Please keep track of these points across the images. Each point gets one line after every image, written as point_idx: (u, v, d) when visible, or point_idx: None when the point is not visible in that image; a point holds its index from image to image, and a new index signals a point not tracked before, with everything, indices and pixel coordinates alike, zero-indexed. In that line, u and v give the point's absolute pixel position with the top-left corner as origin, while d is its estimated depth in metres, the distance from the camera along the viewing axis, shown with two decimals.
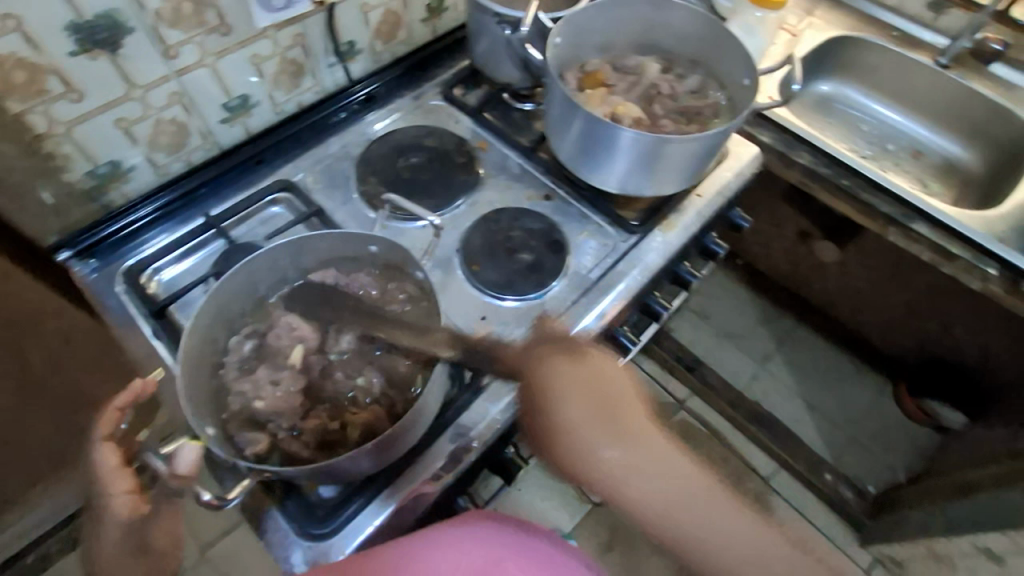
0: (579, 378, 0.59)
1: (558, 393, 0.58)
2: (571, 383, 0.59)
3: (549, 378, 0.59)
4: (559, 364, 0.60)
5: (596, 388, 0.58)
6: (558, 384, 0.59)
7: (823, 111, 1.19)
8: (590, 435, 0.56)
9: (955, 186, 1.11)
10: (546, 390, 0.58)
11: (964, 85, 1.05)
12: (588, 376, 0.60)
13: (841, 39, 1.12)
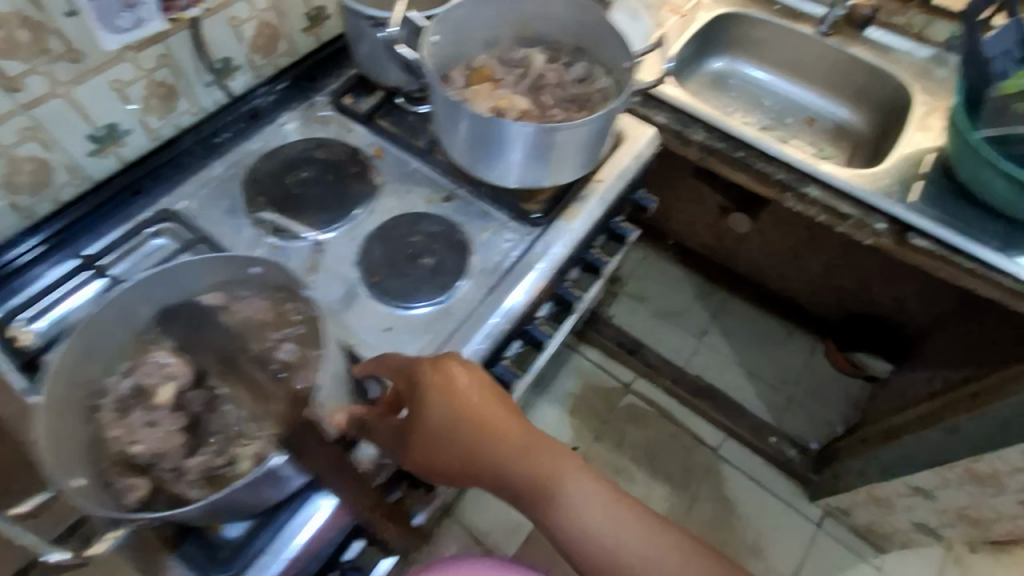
0: (459, 389, 0.59)
1: (434, 411, 0.58)
2: (450, 397, 0.58)
3: (427, 391, 0.58)
4: (435, 375, 0.59)
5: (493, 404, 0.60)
6: (434, 399, 0.58)
7: (719, 87, 1.22)
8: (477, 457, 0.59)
9: (847, 148, 1.16)
10: (421, 408, 0.58)
11: (844, 50, 1.09)
12: (468, 386, 0.59)
13: (726, 17, 1.15)
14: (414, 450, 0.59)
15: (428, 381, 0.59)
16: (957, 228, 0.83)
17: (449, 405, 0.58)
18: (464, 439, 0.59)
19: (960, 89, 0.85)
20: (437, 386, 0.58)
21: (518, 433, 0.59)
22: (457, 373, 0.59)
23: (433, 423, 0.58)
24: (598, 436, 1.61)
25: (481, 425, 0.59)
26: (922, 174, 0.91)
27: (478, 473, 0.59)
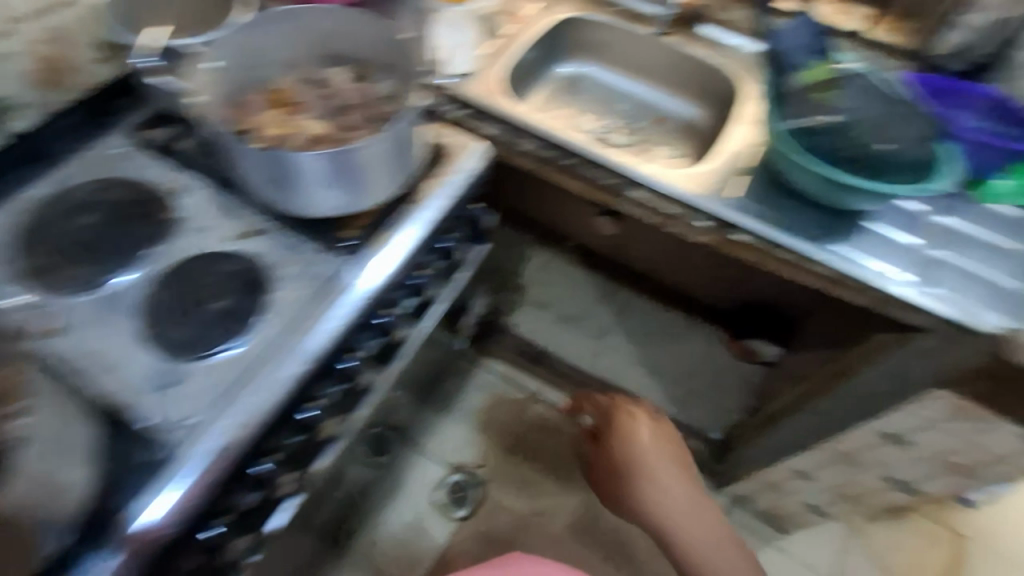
0: (630, 433, 1.08)
1: (647, 444, 1.06)
2: (625, 445, 1.07)
3: (626, 424, 1.10)
4: (621, 421, 1.11)
5: (655, 442, 1.07)
6: (632, 442, 1.07)
7: (573, 91, 1.22)
8: (647, 469, 1.04)
9: (696, 143, 1.17)
10: (616, 438, 1.09)
11: (679, 49, 1.12)
12: (632, 427, 1.09)
13: (568, 22, 1.17)
14: (614, 469, 1.07)
15: (623, 429, 1.09)
16: (776, 220, 0.85)
17: (629, 442, 1.07)
18: (633, 468, 1.04)
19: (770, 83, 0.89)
20: (626, 430, 1.09)
21: (682, 465, 1.05)
22: (634, 419, 1.10)
23: (625, 458, 1.06)
24: (506, 450, 1.58)
25: (644, 456, 1.05)
26: (748, 167, 0.92)
27: (620, 482, 1.07)
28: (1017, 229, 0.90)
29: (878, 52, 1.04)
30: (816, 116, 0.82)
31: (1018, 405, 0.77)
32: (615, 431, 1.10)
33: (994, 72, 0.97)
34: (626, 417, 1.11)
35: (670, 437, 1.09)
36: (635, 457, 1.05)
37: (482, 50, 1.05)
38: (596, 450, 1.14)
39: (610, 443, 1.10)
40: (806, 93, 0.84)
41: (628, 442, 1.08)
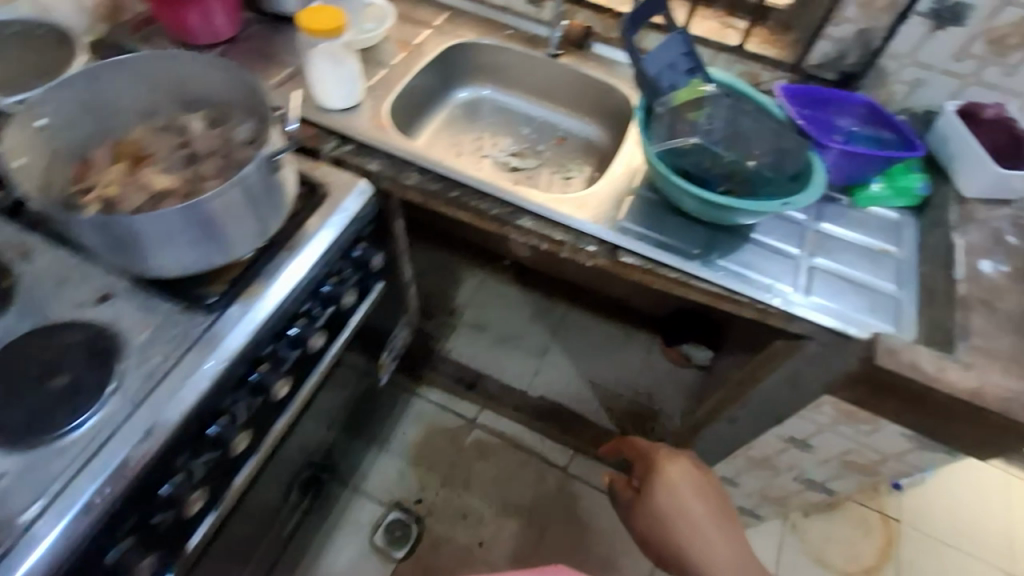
0: (673, 481, 0.99)
1: (689, 496, 0.97)
2: (668, 494, 0.98)
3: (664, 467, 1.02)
4: (663, 465, 1.02)
5: (693, 488, 0.99)
6: (677, 490, 0.98)
7: (473, 116, 1.21)
8: (681, 517, 0.95)
9: (595, 162, 1.18)
10: (657, 488, 1.00)
11: (573, 68, 1.12)
12: (674, 474, 1.00)
13: (460, 47, 1.16)
14: (653, 520, 0.97)
15: (666, 476, 1.01)
16: (658, 241, 0.86)
17: (672, 494, 0.98)
18: (677, 516, 0.95)
19: (643, 104, 0.88)
20: (667, 477, 1.00)
21: (721, 518, 0.95)
22: (675, 464, 1.02)
23: (663, 506, 0.97)
24: (445, 481, 1.54)
25: (686, 507, 0.96)
26: (633, 189, 0.93)
27: (655, 529, 0.97)
28: (890, 232, 0.93)
29: (756, 65, 1.06)
30: (686, 137, 0.83)
31: (898, 407, 0.79)
32: (657, 479, 1.01)
33: (864, 80, 1.00)
34: (664, 463, 1.03)
35: (711, 485, 1.00)
36: (680, 507, 0.96)
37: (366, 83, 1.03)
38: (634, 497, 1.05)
39: (650, 491, 1.00)
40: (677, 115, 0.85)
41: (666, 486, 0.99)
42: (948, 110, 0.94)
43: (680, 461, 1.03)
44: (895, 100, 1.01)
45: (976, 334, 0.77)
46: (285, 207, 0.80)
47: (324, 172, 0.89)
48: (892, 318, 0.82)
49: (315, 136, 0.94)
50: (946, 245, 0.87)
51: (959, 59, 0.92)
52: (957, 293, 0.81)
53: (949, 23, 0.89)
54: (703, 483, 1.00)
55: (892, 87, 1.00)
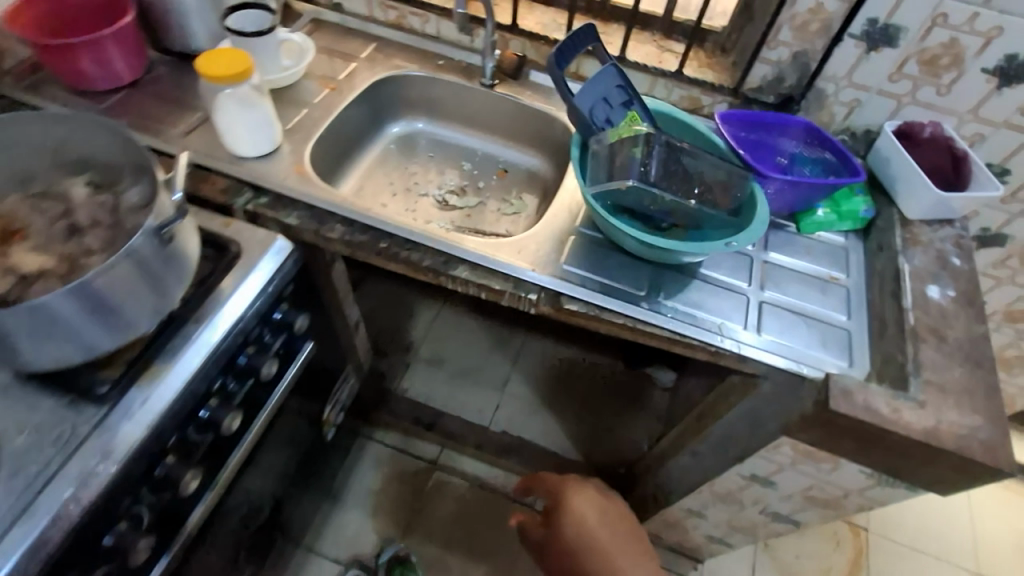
0: (580, 514, 1.02)
1: (594, 520, 1.01)
2: (582, 533, 1.00)
3: (574, 503, 1.04)
4: (571, 499, 1.04)
5: (598, 516, 1.02)
6: (586, 526, 1.00)
7: (409, 154, 1.16)
8: (593, 546, 0.98)
9: (540, 195, 1.12)
10: (565, 519, 1.02)
11: (510, 98, 1.08)
12: (580, 506, 1.03)
13: (391, 80, 1.11)
14: (558, 545, 1.01)
15: (571, 507, 1.03)
16: (600, 286, 0.81)
17: (573, 518, 1.02)
18: (586, 549, 0.98)
19: (578, 140, 0.82)
20: (575, 511, 1.03)
21: (621, 529, 1.02)
22: (581, 495, 1.05)
23: (575, 538, 1.00)
24: (406, 528, 1.47)
25: (592, 536, 0.99)
26: (574, 228, 0.88)
27: (570, 561, 0.98)
28: (837, 258, 0.91)
29: (695, 90, 1.04)
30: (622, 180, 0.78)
31: (856, 448, 0.75)
32: (559, 506, 1.05)
33: (803, 102, 0.98)
34: (569, 496, 1.05)
35: (616, 514, 1.04)
36: (583, 530, 1.00)
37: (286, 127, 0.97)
38: (541, 526, 1.08)
39: (554, 517, 1.05)
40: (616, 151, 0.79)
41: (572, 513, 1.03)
42: (886, 131, 0.92)
43: (586, 491, 1.06)
44: (835, 121, 0.99)
45: (928, 368, 0.74)
46: (189, 268, 0.72)
47: (238, 230, 0.82)
48: (844, 353, 0.79)
49: (226, 190, 0.85)
50: (894, 272, 0.84)
51: (895, 80, 0.91)
52: (908, 324, 0.78)
53: (882, 45, 0.87)
54: (605, 507, 1.05)
55: (832, 108, 0.98)
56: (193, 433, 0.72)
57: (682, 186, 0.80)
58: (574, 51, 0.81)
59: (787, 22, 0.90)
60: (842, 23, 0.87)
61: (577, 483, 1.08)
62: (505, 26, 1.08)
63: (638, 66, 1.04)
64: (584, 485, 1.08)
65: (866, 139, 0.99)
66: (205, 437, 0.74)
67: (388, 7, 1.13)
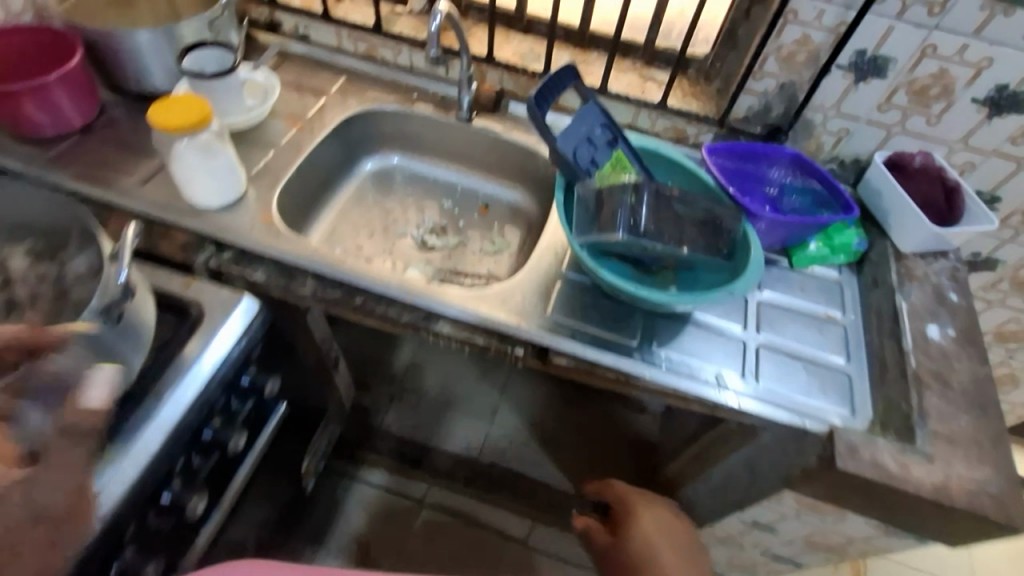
0: (647, 530, 0.88)
1: (662, 543, 0.86)
2: (648, 544, 0.86)
3: (643, 517, 0.90)
4: (640, 513, 0.91)
5: (667, 536, 0.87)
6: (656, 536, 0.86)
7: (385, 190, 1.11)
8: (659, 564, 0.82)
9: (524, 229, 1.07)
10: (631, 532, 0.88)
11: (488, 131, 1.05)
12: (649, 523, 0.89)
13: (364, 115, 1.06)
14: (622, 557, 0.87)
15: (638, 516, 0.90)
16: (589, 337, 0.77)
17: (639, 529, 0.89)
18: (654, 559, 0.83)
19: (562, 184, 0.78)
20: (642, 523, 0.89)
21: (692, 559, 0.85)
22: (649, 512, 0.91)
23: (639, 555, 0.84)
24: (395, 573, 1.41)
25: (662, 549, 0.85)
26: (561, 274, 0.84)
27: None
28: (833, 294, 0.87)
29: (680, 121, 1.01)
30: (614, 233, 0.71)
31: (863, 502, 0.72)
32: (623, 517, 0.92)
33: (791, 133, 0.95)
34: (632, 506, 0.92)
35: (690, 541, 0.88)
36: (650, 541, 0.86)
37: (252, 171, 0.92)
38: (602, 533, 0.94)
39: (618, 527, 0.91)
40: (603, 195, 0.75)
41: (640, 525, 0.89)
42: (877, 164, 0.90)
43: (660, 509, 0.92)
44: (824, 150, 0.96)
45: (934, 417, 0.71)
46: (146, 337, 0.65)
47: (200, 290, 0.76)
48: (846, 400, 0.75)
49: (186, 245, 0.80)
50: (892, 310, 0.81)
51: (884, 109, 0.88)
52: (910, 368, 0.75)
53: (871, 75, 0.85)
54: (678, 530, 0.89)
55: (820, 138, 0.95)
56: (153, 517, 0.66)
57: (675, 228, 0.75)
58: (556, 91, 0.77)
59: (773, 53, 0.87)
60: (829, 55, 0.85)
61: (649, 499, 0.94)
62: (481, 58, 1.04)
63: (621, 97, 1.01)
64: (659, 502, 0.94)
65: (856, 168, 0.97)
66: (165, 521, 0.68)
67: (359, 38, 1.09)
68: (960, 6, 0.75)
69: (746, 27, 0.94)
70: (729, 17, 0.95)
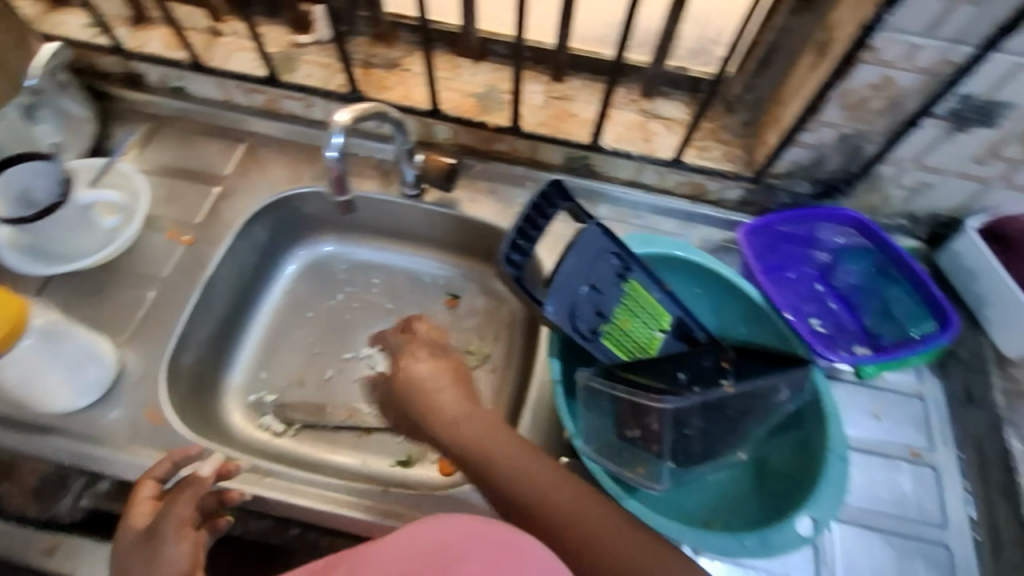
0: (425, 385, 0.57)
1: (443, 391, 0.56)
2: (427, 390, 0.57)
3: (414, 375, 0.58)
4: (414, 373, 0.59)
5: (440, 397, 0.56)
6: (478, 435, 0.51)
7: (321, 287, 0.84)
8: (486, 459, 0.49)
9: (505, 325, 0.83)
10: (432, 413, 0.55)
11: (448, 210, 0.79)
12: (420, 375, 0.58)
13: (280, 202, 0.79)
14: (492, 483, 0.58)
15: (434, 410, 0.55)
16: None
17: (500, 456, 0.49)
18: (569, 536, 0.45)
19: (556, 347, 0.56)
20: (416, 361, 0.60)
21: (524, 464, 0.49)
22: (419, 366, 0.59)
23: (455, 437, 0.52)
24: None
25: (571, 513, 0.45)
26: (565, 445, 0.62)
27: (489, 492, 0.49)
28: (915, 418, 0.67)
29: (699, 176, 0.75)
30: (626, 469, 0.52)
31: None
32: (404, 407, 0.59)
33: (849, 191, 0.72)
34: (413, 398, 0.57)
35: (443, 374, 0.59)
36: (558, 501, 0.46)
37: (127, 330, 0.67)
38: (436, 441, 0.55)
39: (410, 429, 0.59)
40: (612, 375, 0.57)
41: (424, 394, 0.57)
42: (970, 233, 0.68)
43: (415, 347, 0.62)
44: (891, 205, 0.73)
45: None
46: None
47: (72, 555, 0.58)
48: None
49: (42, 488, 0.60)
50: (1001, 454, 0.62)
51: (984, 162, 0.64)
52: None
53: (973, 125, 0.60)
54: (441, 372, 0.59)
55: (888, 192, 0.71)
56: None
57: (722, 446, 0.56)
58: (536, 227, 0.53)
59: (835, 100, 0.62)
60: (919, 103, 0.59)
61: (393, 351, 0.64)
62: (422, 111, 0.76)
63: (617, 150, 0.75)
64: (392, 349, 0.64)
65: (931, 223, 0.74)
66: None
67: (252, 91, 0.79)
68: None
69: (790, 50, 0.66)
70: (764, 38, 0.67)
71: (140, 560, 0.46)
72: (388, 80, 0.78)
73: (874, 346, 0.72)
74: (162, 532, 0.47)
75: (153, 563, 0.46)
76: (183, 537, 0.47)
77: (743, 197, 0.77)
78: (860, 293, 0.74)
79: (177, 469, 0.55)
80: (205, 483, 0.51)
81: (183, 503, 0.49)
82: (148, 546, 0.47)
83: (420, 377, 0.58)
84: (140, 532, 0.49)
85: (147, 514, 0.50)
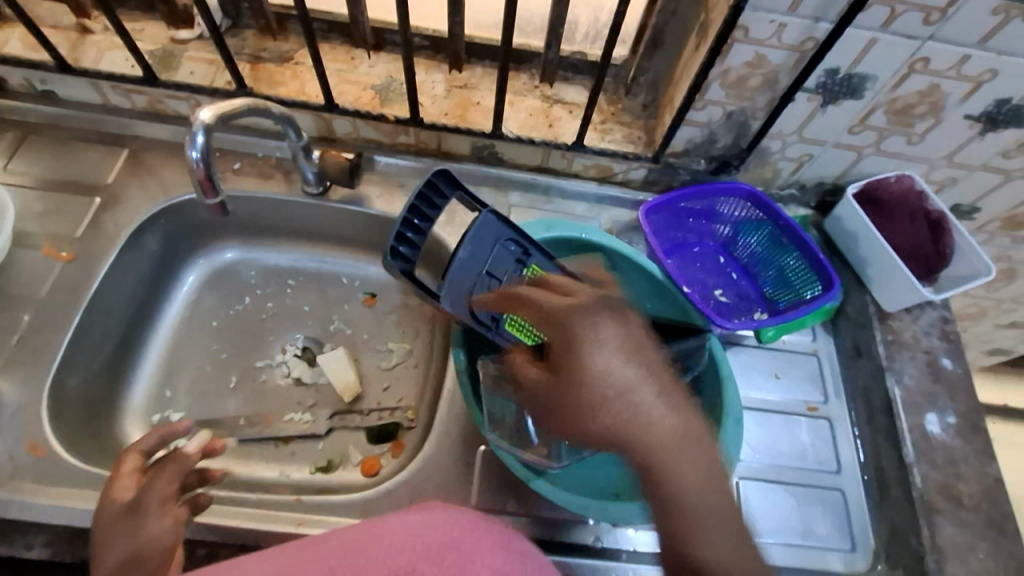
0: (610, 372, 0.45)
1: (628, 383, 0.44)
2: (612, 380, 0.44)
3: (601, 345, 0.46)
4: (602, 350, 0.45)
5: (631, 385, 0.44)
6: (670, 454, 0.42)
7: (230, 297, 0.80)
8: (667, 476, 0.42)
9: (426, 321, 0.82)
10: (611, 409, 0.43)
11: (356, 207, 0.77)
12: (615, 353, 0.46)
13: (172, 209, 0.75)
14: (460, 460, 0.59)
15: (610, 379, 0.44)
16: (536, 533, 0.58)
17: (687, 480, 0.42)
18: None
19: (461, 339, 0.59)
20: (608, 330, 0.47)
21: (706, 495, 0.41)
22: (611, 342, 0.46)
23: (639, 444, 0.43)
24: None
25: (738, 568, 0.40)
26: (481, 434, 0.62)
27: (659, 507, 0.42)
28: (811, 374, 0.72)
29: (604, 159, 0.76)
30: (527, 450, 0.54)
31: None
32: (585, 347, 0.46)
33: (742, 166, 0.75)
34: (596, 361, 0.45)
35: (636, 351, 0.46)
36: (724, 553, 0.40)
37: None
38: (598, 422, 0.44)
39: (561, 385, 0.45)
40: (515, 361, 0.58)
41: (607, 375, 0.45)
42: (848, 199, 0.72)
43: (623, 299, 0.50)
44: (781, 177, 0.77)
45: (949, 558, 0.58)
46: None
47: None
48: (845, 528, 0.63)
49: None
50: (884, 400, 0.67)
51: (856, 132, 0.68)
52: (916, 489, 0.62)
53: (842, 97, 0.64)
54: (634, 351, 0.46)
55: (777, 165, 0.75)
56: None
57: None
58: (427, 218, 0.55)
59: (717, 79, 0.64)
60: (791, 78, 0.63)
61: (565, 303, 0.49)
62: (318, 106, 0.73)
63: (521, 137, 0.75)
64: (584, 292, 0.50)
65: (819, 191, 0.78)
66: None
67: (131, 91, 0.73)
68: (964, 10, 0.54)
69: (674, 32, 0.68)
70: (651, 21, 0.69)
71: (119, 531, 0.45)
72: (280, 75, 0.75)
73: (771, 310, 0.76)
74: (151, 503, 0.47)
75: (133, 535, 0.45)
76: (168, 511, 0.47)
77: (647, 176, 0.79)
78: (758, 260, 0.78)
79: (162, 443, 0.54)
80: (190, 460, 0.50)
81: (172, 480, 0.49)
82: (130, 517, 0.46)
83: (607, 352, 0.45)
84: (123, 506, 0.47)
85: (130, 488, 0.49)
